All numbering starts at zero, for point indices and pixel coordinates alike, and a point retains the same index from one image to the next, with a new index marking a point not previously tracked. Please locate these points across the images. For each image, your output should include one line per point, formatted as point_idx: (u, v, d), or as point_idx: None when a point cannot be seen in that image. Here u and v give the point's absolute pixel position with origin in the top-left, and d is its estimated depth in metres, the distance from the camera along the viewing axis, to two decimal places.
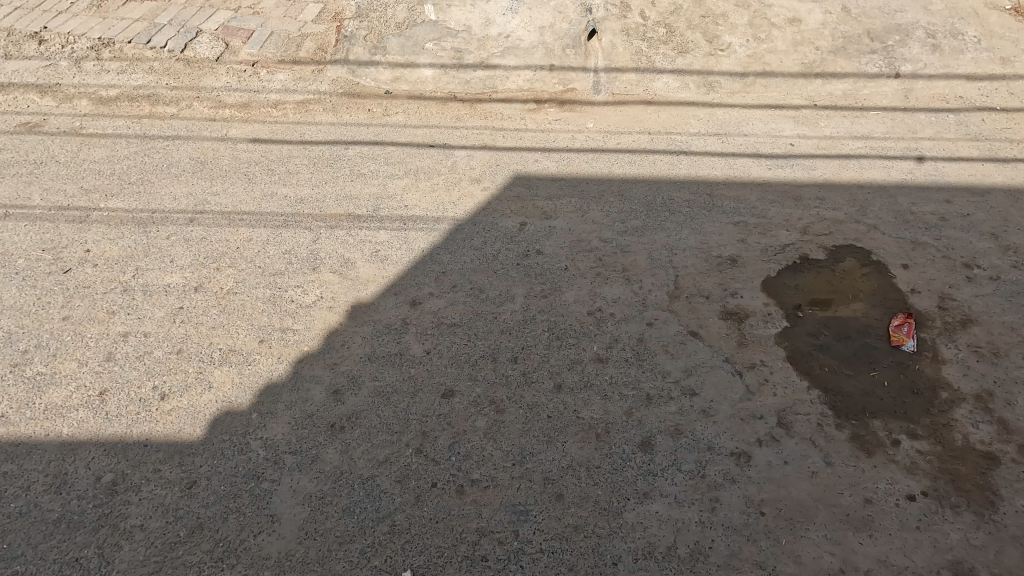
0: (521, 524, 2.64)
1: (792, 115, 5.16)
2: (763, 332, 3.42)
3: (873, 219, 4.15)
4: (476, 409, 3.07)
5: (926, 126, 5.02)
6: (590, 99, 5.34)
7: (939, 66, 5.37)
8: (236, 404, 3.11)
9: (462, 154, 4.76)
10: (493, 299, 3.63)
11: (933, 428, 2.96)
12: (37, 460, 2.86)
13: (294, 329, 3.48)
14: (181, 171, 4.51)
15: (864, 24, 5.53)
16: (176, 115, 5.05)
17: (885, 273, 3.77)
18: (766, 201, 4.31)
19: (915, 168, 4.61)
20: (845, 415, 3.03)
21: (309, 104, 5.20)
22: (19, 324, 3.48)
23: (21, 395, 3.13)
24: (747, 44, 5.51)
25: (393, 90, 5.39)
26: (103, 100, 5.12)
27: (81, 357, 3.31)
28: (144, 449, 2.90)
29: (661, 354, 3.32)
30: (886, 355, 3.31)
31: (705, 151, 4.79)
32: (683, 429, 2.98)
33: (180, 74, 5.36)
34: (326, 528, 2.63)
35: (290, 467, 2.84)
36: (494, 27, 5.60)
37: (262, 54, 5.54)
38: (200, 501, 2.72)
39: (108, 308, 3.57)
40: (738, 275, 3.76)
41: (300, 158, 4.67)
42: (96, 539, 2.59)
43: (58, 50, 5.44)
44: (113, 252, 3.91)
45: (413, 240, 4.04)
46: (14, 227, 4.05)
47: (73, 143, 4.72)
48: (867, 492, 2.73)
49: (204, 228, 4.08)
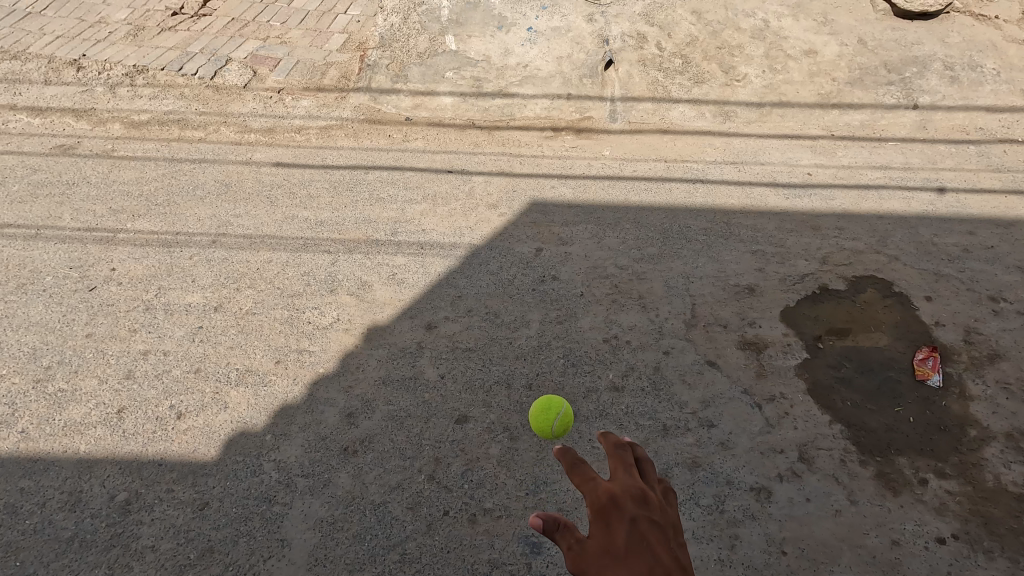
0: (534, 556, 2.58)
1: (809, 145, 5.18)
2: (782, 363, 3.36)
3: (894, 250, 4.10)
4: (490, 436, 3.04)
5: (947, 157, 5.00)
6: (607, 127, 5.41)
7: (958, 97, 5.37)
8: (251, 424, 3.11)
9: (479, 180, 4.82)
10: (508, 325, 3.62)
11: (962, 468, 2.86)
12: (54, 476, 2.88)
13: (310, 351, 3.50)
14: (206, 193, 4.63)
15: (881, 56, 5.56)
16: (203, 139, 5.20)
17: (907, 305, 3.70)
18: (784, 230, 4.28)
19: (936, 199, 4.56)
20: (869, 451, 2.94)
21: (331, 129, 5.33)
22: (43, 340, 3.55)
23: (42, 411, 3.17)
24: (763, 75, 5.57)
25: (413, 116, 5.50)
26: (135, 125, 5.30)
27: (101, 374, 3.36)
28: (159, 468, 2.92)
29: (678, 384, 3.27)
30: (911, 389, 3.22)
31: (721, 179, 4.80)
32: (701, 461, 2.92)
33: (209, 100, 5.55)
34: (335, 555, 2.60)
35: (302, 490, 2.83)
36: (512, 57, 5.74)
37: (288, 81, 5.74)
38: (212, 523, 2.70)
39: (130, 326, 3.64)
40: (756, 304, 3.71)
41: (321, 181, 4.78)
42: (107, 559, 2.58)
43: (94, 76, 5.69)
44: (138, 271, 4.00)
45: (429, 264, 4.07)
46: (44, 246, 4.17)
47: (105, 166, 4.88)
48: (893, 533, 2.63)
49: (226, 249, 4.16)
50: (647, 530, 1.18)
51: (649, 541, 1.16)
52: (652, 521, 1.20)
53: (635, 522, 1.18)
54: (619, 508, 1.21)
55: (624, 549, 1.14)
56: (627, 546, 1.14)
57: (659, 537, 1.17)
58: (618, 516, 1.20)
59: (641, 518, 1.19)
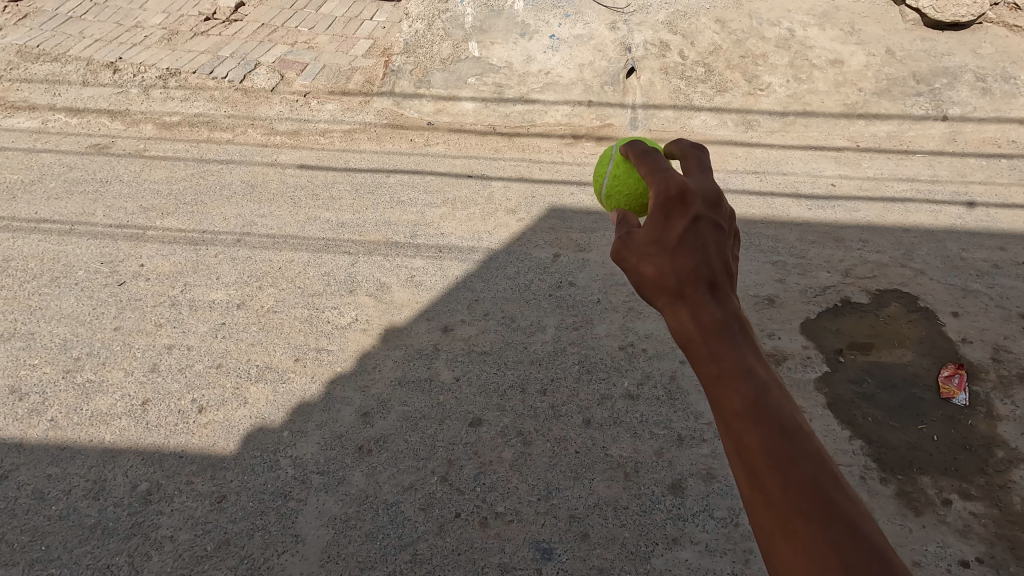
0: (544, 562, 2.58)
1: (833, 156, 5.10)
2: (801, 376, 3.31)
3: (920, 264, 4.01)
4: (503, 440, 3.04)
5: (977, 170, 4.89)
6: (627, 135, 5.41)
7: (989, 109, 5.24)
8: (269, 420, 3.17)
9: (498, 185, 4.86)
10: (524, 330, 3.63)
11: (989, 489, 2.78)
12: (80, 465, 2.97)
13: (328, 350, 3.55)
14: (232, 193, 4.75)
15: (910, 66, 5.46)
16: (231, 140, 5.33)
17: (933, 320, 3.62)
18: (806, 241, 4.22)
19: (965, 213, 4.46)
20: (890, 469, 2.87)
21: (355, 133, 5.43)
22: (74, 332, 3.67)
23: (71, 400, 3.28)
24: (787, 84, 5.51)
25: (435, 121, 5.57)
26: (166, 126, 5.46)
27: (127, 367, 3.46)
28: (180, 460, 2.99)
29: (694, 394, 3.24)
30: (936, 407, 3.14)
31: (742, 189, 4.76)
32: (716, 473, 2.89)
33: (238, 103, 5.70)
34: (348, 553, 2.62)
35: (317, 487, 2.87)
36: (534, 64, 5.78)
37: (314, 85, 5.87)
38: (229, 516, 2.76)
39: (156, 320, 3.74)
40: (776, 316, 3.67)
41: (344, 184, 4.86)
42: (127, 547, 2.65)
43: (129, 78, 5.89)
44: (165, 268, 4.11)
45: (447, 267, 4.11)
46: (78, 241, 4.31)
47: (137, 165, 5.04)
48: (914, 554, 2.56)
49: (250, 248, 4.25)
50: (706, 229, 1.18)
51: (706, 242, 1.16)
52: (718, 231, 1.18)
53: (698, 218, 1.18)
54: (684, 219, 1.18)
55: (677, 242, 1.17)
56: (679, 236, 1.18)
57: (714, 237, 1.17)
58: (682, 212, 1.21)
59: (708, 219, 1.19)
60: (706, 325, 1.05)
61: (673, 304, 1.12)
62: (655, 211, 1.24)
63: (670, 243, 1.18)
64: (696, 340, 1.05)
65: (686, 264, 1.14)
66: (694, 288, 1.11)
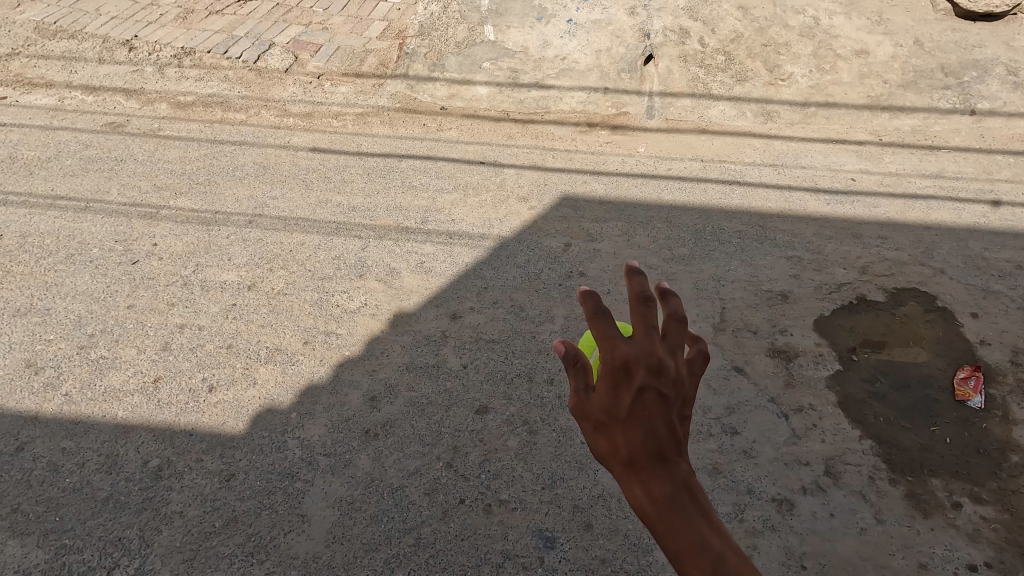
0: (547, 550, 2.59)
1: (854, 150, 4.98)
2: (813, 374, 3.27)
3: (940, 263, 3.92)
4: (509, 429, 3.05)
5: (1004, 167, 4.75)
6: (643, 124, 5.32)
7: (1020, 104, 5.07)
8: (278, 402, 3.20)
9: (511, 172, 4.81)
10: (532, 319, 3.62)
11: (1000, 494, 2.73)
12: (93, 439, 3.03)
13: (337, 333, 3.57)
14: (245, 174, 4.75)
15: (939, 58, 5.29)
16: (244, 121, 5.32)
17: (951, 321, 3.54)
18: (823, 237, 4.14)
19: (990, 212, 4.34)
20: (900, 470, 2.83)
21: (368, 116, 5.40)
22: (88, 309, 3.72)
23: (85, 376, 3.33)
24: (809, 75, 5.37)
25: (448, 106, 5.52)
26: (180, 105, 5.47)
27: (140, 344, 3.50)
28: (190, 438, 3.03)
29: (702, 388, 3.22)
30: (950, 409, 3.09)
31: (759, 182, 4.67)
32: (722, 468, 2.87)
33: (251, 83, 5.68)
34: (353, 534, 2.65)
35: (323, 469, 2.90)
36: (550, 49, 5.68)
37: (328, 67, 5.83)
38: (237, 494, 2.80)
39: (168, 300, 3.77)
40: (789, 312, 3.61)
41: (356, 167, 4.85)
42: (138, 521, 2.70)
43: (145, 57, 5.89)
44: (178, 247, 4.14)
45: (457, 254, 4.09)
46: (93, 219, 4.35)
47: (151, 144, 5.05)
48: (921, 556, 2.53)
49: (261, 230, 4.27)
50: (652, 401, 1.08)
51: (652, 412, 1.08)
52: (660, 393, 1.08)
53: (643, 393, 1.07)
54: (631, 376, 1.08)
55: (626, 414, 1.07)
56: (629, 412, 1.07)
57: (664, 411, 1.08)
58: (626, 382, 1.08)
59: (650, 390, 1.08)
60: (661, 507, 1.04)
61: (629, 478, 1.07)
62: (603, 377, 1.09)
63: (622, 413, 1.07)
64: (652, 523, 1.04)
65: (642, 446, 1.06)
66: (648, 465, 1.06)
